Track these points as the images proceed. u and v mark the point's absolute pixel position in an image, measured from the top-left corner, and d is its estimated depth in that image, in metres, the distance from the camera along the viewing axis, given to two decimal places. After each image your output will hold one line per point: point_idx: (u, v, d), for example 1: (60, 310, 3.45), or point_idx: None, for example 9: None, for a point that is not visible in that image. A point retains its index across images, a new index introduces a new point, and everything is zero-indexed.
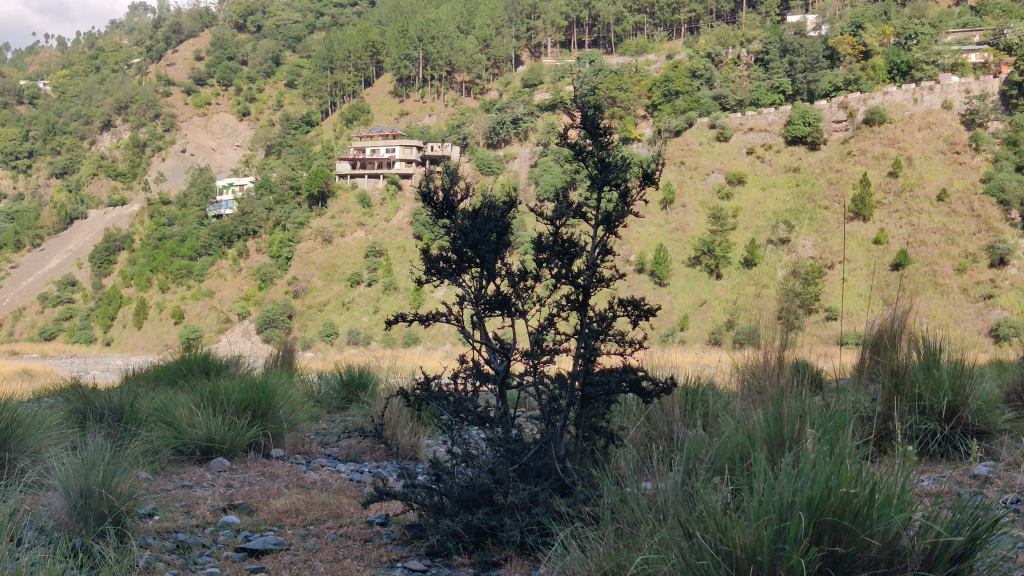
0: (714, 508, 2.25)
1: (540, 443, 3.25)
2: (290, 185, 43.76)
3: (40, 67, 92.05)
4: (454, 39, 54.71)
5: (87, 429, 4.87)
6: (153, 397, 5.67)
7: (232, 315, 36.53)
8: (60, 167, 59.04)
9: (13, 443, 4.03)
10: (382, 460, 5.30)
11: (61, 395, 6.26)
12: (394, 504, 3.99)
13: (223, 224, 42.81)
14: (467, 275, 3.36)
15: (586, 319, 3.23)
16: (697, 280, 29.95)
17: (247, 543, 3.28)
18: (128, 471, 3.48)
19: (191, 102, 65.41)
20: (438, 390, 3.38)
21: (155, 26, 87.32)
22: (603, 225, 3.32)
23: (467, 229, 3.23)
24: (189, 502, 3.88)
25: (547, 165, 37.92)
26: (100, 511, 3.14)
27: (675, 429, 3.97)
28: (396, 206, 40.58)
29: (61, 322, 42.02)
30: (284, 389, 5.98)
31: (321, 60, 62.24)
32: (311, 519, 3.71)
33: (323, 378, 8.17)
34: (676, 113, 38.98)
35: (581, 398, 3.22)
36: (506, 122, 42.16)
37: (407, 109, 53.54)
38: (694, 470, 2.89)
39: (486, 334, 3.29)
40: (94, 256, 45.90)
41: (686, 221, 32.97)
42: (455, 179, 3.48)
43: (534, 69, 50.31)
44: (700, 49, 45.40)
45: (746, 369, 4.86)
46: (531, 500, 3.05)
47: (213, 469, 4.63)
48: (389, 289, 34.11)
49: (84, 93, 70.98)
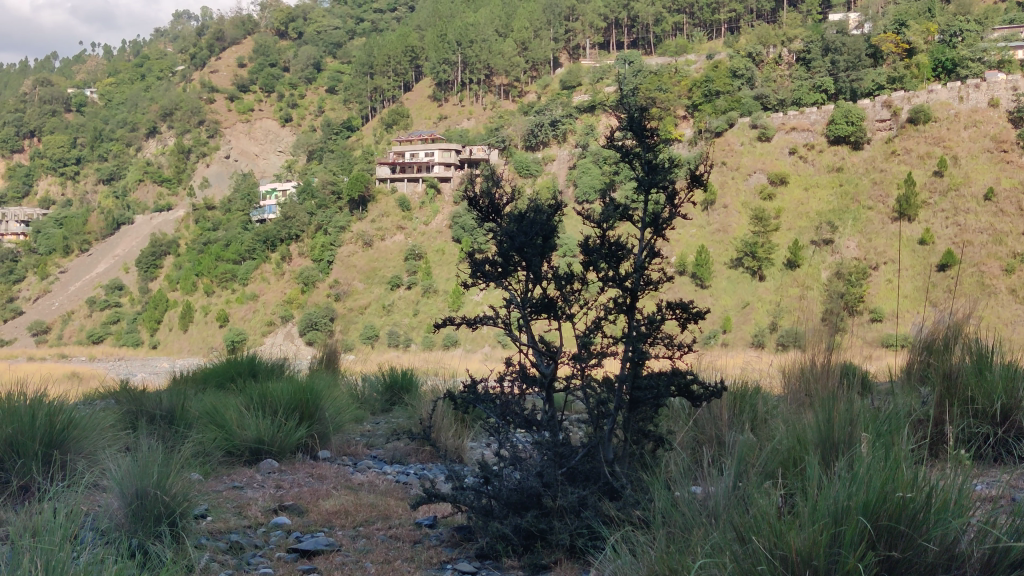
0: (767, 512, 2.23)
1: (587, 447, 3.24)
2: (331, 191, 44.05)
3: (87, 75, 93.73)
4: (493, 42, 54.71)
5: (139, 431, 4.97)
6: (203, 399, 5.77)
7: (275, 317, 37.01)
8: (107, 173, 60.32)
9: (69, 443, 4.11)
10: (428, 462, 5.34)
11: (111, 398, 6.40)
12: (442, 504, 4.02)
13: (267, 229, 42.54)
14: (513, 279, 3.35)
15: (634, 320, 3.23)
16: (739, 282, 29.75)
17: (299, 543, 3.32)
18: (180, 471, 3.54)
19: (235, 109, 66.21)
20: (483, 394, 3.38)
21: (199, 34, 88.60)
22: (650, 227, 3.29)
23: (512, 232, 3.22)
24: (239, 503, 3.93)
25: (587, 167, 37.96)
26: (156, 512, 3.21)
27: (723, 434, 3.96)
28: (435, 209, 40.86)
29: (108, 325, 42.90)
30: (331, 391, 6.07)
31: (361, 65, 62.80)
32: (360, 520, 3.74)
33: (366, 378, 8.26)
34: (716, 113, 38.67)
35: (629, 401, 3.21)
36: (545, 124, 42.22)
37: (447, 114, 53.91)
38: (745, 474, 2.87)
39: (532, 338, 3.28)
40: (140, 261, 46.77)
41: (728, 222, 32.72)
42: (496, 180, 3.48)
43: (573, 70, 50.14)
44: (741, 48, 44.87)
45: (793, 373, 4.82)
46: (580, 503, 3.03)
47: (263, 471, 4.69)
48: (429, 293, 34.41)
49: (131, 102, 72.44)
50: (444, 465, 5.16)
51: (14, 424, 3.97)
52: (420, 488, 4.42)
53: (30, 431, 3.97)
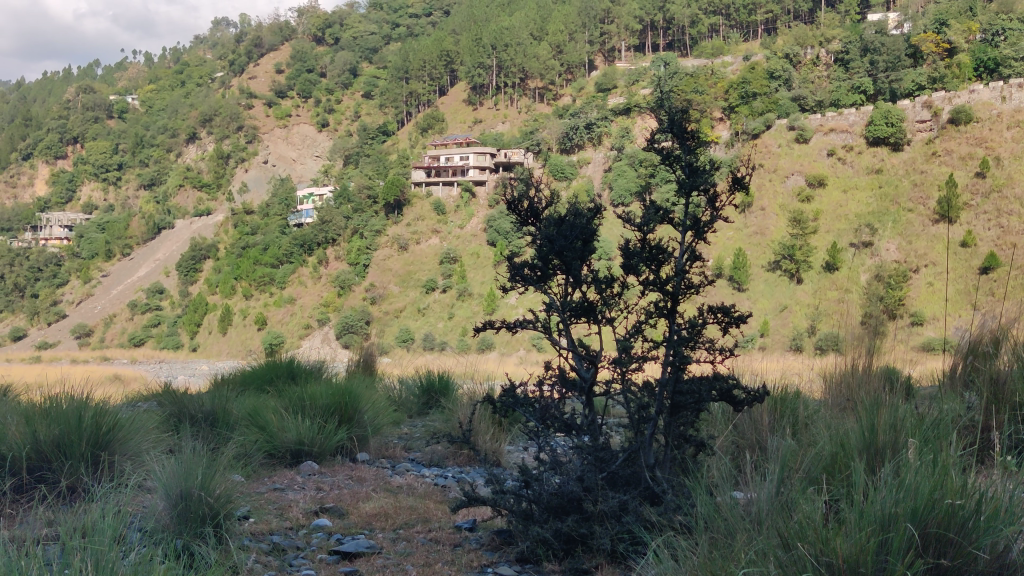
0: (814, 517, 2.22)
1: (627, 451, 3.22)
2: (367, 195, 44.35)
3: (128, 82, 94.94)
4: (528, 45, 54.69)
5: (182, 433, 5.02)
6: (245, 402, 5.85)
7: (312, 320, 37.35)
8: (148, 178, 61.35)
9: (115, 445, 4.17)
10: (466, 465, 5.35)
11: (154, 400, 6.49)
12: (481, 508, 4.01)
13: (304, 233, 43.02)
14: (553, 283, 3.34)
15: (675, 326, 3.21)
16: (777, 285, 29.50)
17: (340, 546, 3.34)
18: (223, 473, 3.58)
19: (273, 114, 66.76)
20: (522, 398, 3.38)
21: (237, 41, 89.48)
22: (691, 230, 3.27)
23: (552, 236, 3.20)
24: (280, 505, 3.96)
25: (623, 170, 37.87)
26: (200, 513, 3.24)
27: (764, 440, 3.94)
28: (470, 212, 41.06)
29: (149, 328, 43.60)
30: (368, 394, 6.09)
31: (397, 70, 63.21)
32: (400, 523, 3.76)
33: (403, 382, 8.26)
34: (754, 115, 38.39)
35: (672, 405, 3.19)
36: (580, 127, 42.16)
37: (482, 117, 54.18)
38: (788, 480, 2.85)
39: (572, 342, 3.27)
40: (181, 265, 47.43)
41: (766, 224, 32.44)
42: (535, 183, 3.48)
43: (608, 73, 49.84)
44: (778, 49, 44.42)
45: (834, 377, 4.78)
46: (622, 508, 3.01)
47: (303, 473, 4.73)
48: (464, 296, 34.62)
49: (171, 108, 73.46)
50: (483, 468, 5.17)
51: (62, 425, 4.04)
52: (458, 491, 4.42)
53: (76, 432, 4.04)
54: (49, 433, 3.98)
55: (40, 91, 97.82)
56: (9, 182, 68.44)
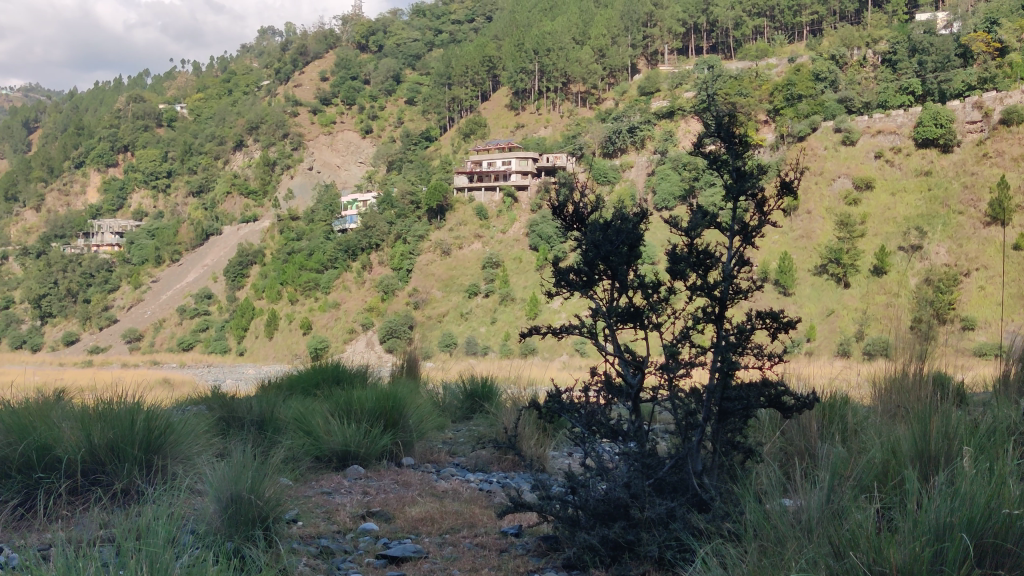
0: (865, 526, 2.21)
1: (675, 459, 3.20)
2: (410, 201, 44.64)
3: (177, 91, 96.41)
4: (570, 49, 54.63)
5: (231, 437, 5.09)
6: (292, 406, 5.93)
7: (356, 325, 37.68)
8: (197, 185, 62.41)
9: (167, 448, 4.26)
10: (510, 470, 5.34)
11: (203, 404, 6.62)
12: (527, 513, 4.02)
13: (348, 238, 43.48)
14: (598, 288, 3.33)
15: (723, 330, 3.17)
16: (824, 289, 29.13)
17: (387, 550, 3.36)
18: (272, 476, 3.64)
19: (318, 121, 67.51)
20: (567, 404, 3.37)
21: (283, 49, 90.51)
22: (739, 235, 3.23)
23: (598, 242, 3.19)
24: (327, 509, 4.00)
25: (666, 174, 37.64)
26: (252, 517, 3.29)
27: (814, 447, 3.89)
28: (512, 217, 41.09)
29: (197, 332, 44.31)
30: (413, 398, 6.13)
31: (440, 76, 63.59)
32: (446, 528, 3.77)
33: (446, 386, 8.28)
34: (799, 117, 37.96)
35: (720, 411, 3.15)
36: (623, 131, 41.99)
37: (524, 122, 54.47)
38: (838, 486, 2.81)
39: (618, 346, 3.25)
40: (229, 270, 48.09)
41: (812, 228, 32.04)
42: (580, 190, 3.48)
43: (651, 76, 49.51)
44: (824, 50, 43.84)
45: (885, 383, 4.70)
46: (668, 514, 2.97)
47: (350, 477, 4.77)
48: (507, 300, 34.70)
49: (218, 116, 74.58)
50: (529, 473, 5.16)
51: (115, 428, 4.12)
52: (504, 496, 4.43)
53: (130, 436, 4.12)
54: (103, 435, 4.05)
55: (91, 100, 99.70)
56: (62, 190, 69.91)
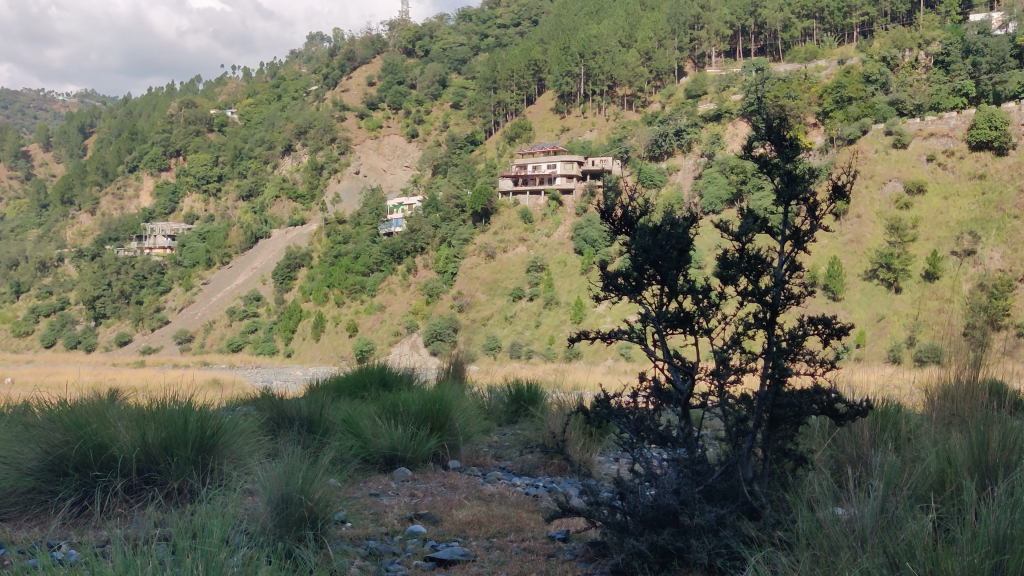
0: (919, 538, 2.21)
1: (725, 465, 3.16)
2: (456, 205, 44.89)
3: (228, 96, 97.73)
4: (617, 53, 54.40)
5: (281, 437, 5.16)
6: (339, 407, 6.00)
7: (401, 327, 37.96)
8: (246, 190, 63.35)
9: (219, 447, 4.33)
10: (557, 475, 5.33)
11: (253, 404, 6.73)
12: (574, 519, 4.01)
13: (394, 241, 43.84)
14: (647, 291, 3.31)
15: (775, 337, 3.12)
16: (874, 294, 28.69)
17: (435, 553, 3.38)
18: (322, 478, 3.68)
19: (365, 126, 68.11)
20: (617, 410, 3.35)
21: (331, 55, 91.42)
22: (791, 240, 3.19)
23: (646, 246, 3.16)
24: (375, 511, 4.03)
25: (713, 177, 37.29)
26: (300, 516, 3.32)
27: (866, 455, 3.83)
28: (557, 220, 41.03)
29: (247, 334, 44.97)
30: (459, 401, 6.16)
31: (485, 80, 63.78)
32: (494, 532, 3.77)
33: (491, 390, 8.31)
34: (849, 120, 37.42)
35: (771, 418, 3.12)
36: (669, 134, 41.75)
37: (569, 126, 54.50)
38: (893, 496, 2.76)
39: (667, 352, 3.22)
40: (277, 273, 48.69)
41: (862, 232, 31.55)
42: (627, 194, 3.46)
43: (698, 79, 49.07)
44: (874, 52, 43.08)
45: (938, 390, 4.61)
46: (718, 523, 2.91)
47: (398, 478, 4.81)
48: (552, 304, 34.70)
49: (268, 121, 75.59)
50: (575, 478, 5.15)
51: (169, 428, 4.20)
52: (550, 502, 4.42)
53: (183, 436, 4.19)
54: (157, 435, 4.13)
55: (145, 105, 101.59)
56: (116, 194, 71.44)
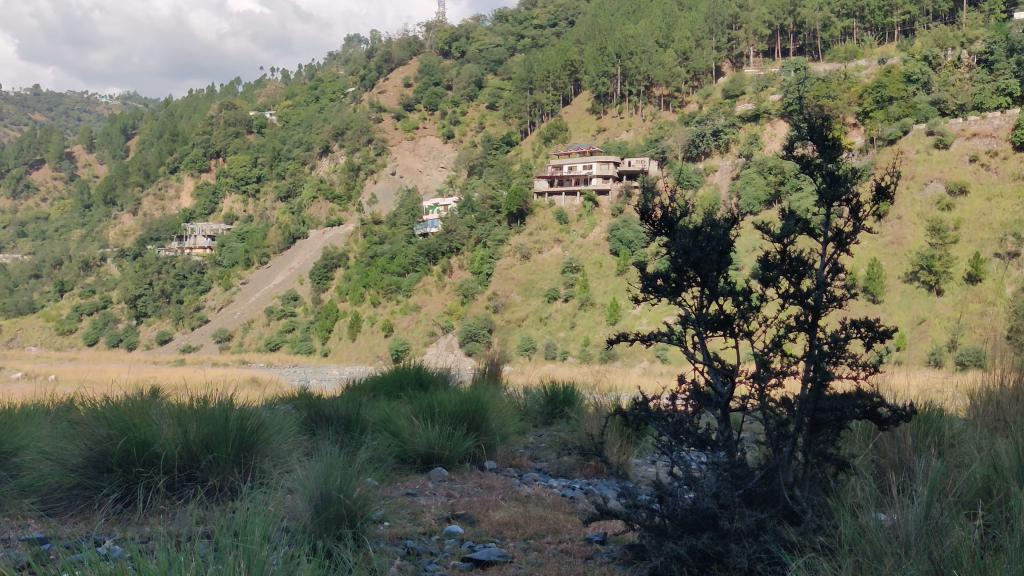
0: (966, 544, 2.18)
1: (765, 470, 3.13)
2: (491, 205, 45.01)
3: (267, 99, 98.58)
4: (653, 53, 54.12)
5: (318, 436, 5.21)
6: (375, 407, 6.03)
7: (436, 327, 38.11)
8: (284, 190, 63.90)
9: (259, 444, 4.38)
10: (593, 477, 5.32)
11: (290, 403, 6.79)
12: (612, 522, 3.99)
13: (430, 242, 44.04)
14: (687, 294, 3.29)
15: (816, 340, 3.08)
16: (915, 297, 28.31)
17: (472, 554, 3.39)
18: (360, 476, 3.70)
19: (401, 127, 68.44)
20: (656, 412, 3.33)
21: (368, 56, 91.86)
22: (833, 241, 3.15)
23: (687, 247, 3.13)
24: (413, 510, 4.04)
25: (751, 178, 36.98)
26: (338, 514, 3.35)
27: (908, 461, 3.77)
28: (593, 221, 40.89)
29: (284, 333, 45.39)
30: (495, 403, 6.17)
31: (521, 81, 63.79)
32: (531, 533, 3.78)
33: (527, 390, 8.33)
34: (889, 120, 36.93)
35: (812, 422, 3.09)
36: (707, 135, 41.48)
37: (605, 126, 54.40)
38: (937, 501, 2.72)
39: (708, 355, 3.19)
40: (314, 273, 49.07)
41: (903, 234, 31.11)
42: (667, 195, 3.44)
43: (736, 79, 48.59)
44: (916, 51, 42.40)
45: (982, 393, 4.53)
46: (759, 527, 2.88)
47: (434, 479, 4.82)
48: (587, 305, 34.60)
49: (306, 122, 76.17)
50: (612, 480, 5.15)
51: (210, 426, 4.26)
52: (587, 504, 4.42)
53: (224, 434, 4.24)
54: (198, 433, 4.18)
55: (185, 106, 102.81)
56: (158, 195, 72.44)
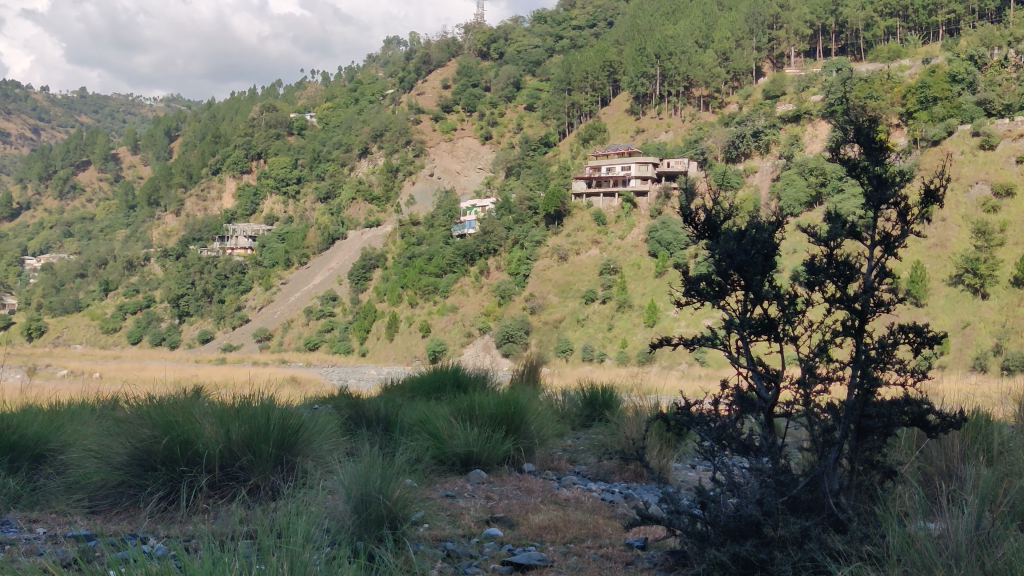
0: None
1: (811, 476, 3.08)
2: (529, 206, 45.06)
3: (307, 101, 99.40)
4: (693, 53, 53.75)
5: (358, 436, 5.25)
6: (414, 408, 6.05)
7: (473, 328, 38.22)
8: (324, 191, 64.46)
9: (300, 445, 4.41)
10: (633, 481, 5.29)
11: (329, 403, 6.85)
12: (652, 527, 3.97)
13: (468, 243, 44.19)
14: (731, 298, 3.24)
15: (863, 345, 3.02)
16: (959, 300, 27.85)
17: (512, 557, 3.38)
18: (399, 477, 3.71)
19: (440, 128, 68.64)
20: (699, 417, 3.30)
21: (407, 58, 92.26)
22: (880, 246, 3.10)
23: (732, 251, 3.10)
24: (452, 512, 4.05)
25: (792, 179, 36.58)
26: (380, 515, 3.38)
27: (956, 470, 3.70)
28: (631, 223, 40.56)
29: (323, 333, 45.74)
30: (534, 405, 6.18)
31: (560, 82, 63.73)
32: (571, 537, 3.76)
33: (566, 392, 8.32)
34: (933, 120, 36.33)
35: (858, 429, 3.05)
36: (747, 136, 41.16)
37: (644, 127, 54.20)
38: (985, 510, 2.68)
39: (751, 361, 3.15)
40: (352, 273, 49.43)
41: (947, 236, 30.51)
42: (708, 198, 3.41)
43: (776, 79, 48.04)
44: (961, 50, 41.68)
45: None
46: (804, 535, 2.84)
47: (473, 481, 4.82)
48: (624, 306, 34.52)
49: (345, 124, 76.70)
50: (652, 485, 5.12)
51: (252, 426, 4.30)
52: (627, 508, 4.39)
53: (265, 433, 4.28)
54: (240, 432, 4.22)
55: (227, 109, 103.92)
56: (200, 196, 73.41)
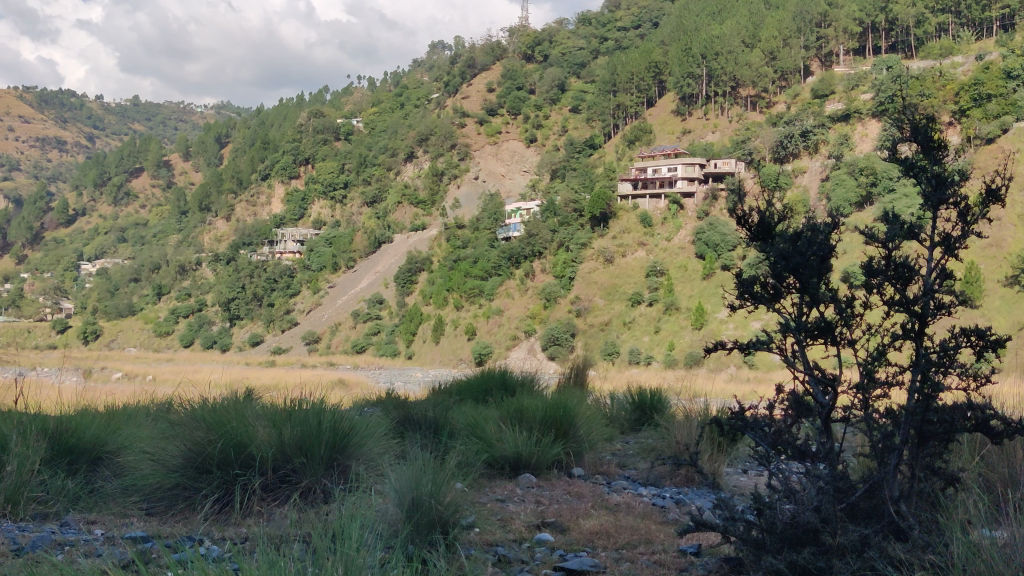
0: None
1: (870, 483, 3.03)
2: (574, 209, 44.91)
3: (354, 105, 100.26)
4: (740, 53, 53.24)
5: (407, 439, 5.27)
6: (462, 411, 6.07)
7: (519, 331, 38.26)
8: (370, 196, 65.02)
9: (351, 448, 4.44)
10: (684, 485, 5.25)
11: (377, 404, 6.90)
12: (706, 533, 3.93)
13: (513, 246, 44.23)
14: (786, 300, 3.20)
15: (924, 349, 2.96)
16: (1016, 301, 27.23)
17: (564, 562, 3.37)
18: (449, 481, 3.72)
19: (484, 132, 68.76)
20: (753, 421, 3.24)
21: (452, 62, 92.54)
22: (941, 247, 3.02)
23: (786, 252, 3.05)
24: (502, 517, 4.05)
25: (841, 179, 36.02)
26: (431, 520, 3.39)
27: (1017, 478, 3.61)
28: (678, 223, 40.53)
29: (370, 336, 46.08)
30: (583, 409, 6.16)
31: (605, 84, 63.49)
32: (622, 543, 3.73)
33: (614, 395, 8.28)
34: (988, 118, 35.50)
35: (921, 433, 2.99)
36: (795, 135, 40.68)
37: (691, 128, 53.92)
38: None
39: (808, 363, 3.09)
40: (399, 277, 49.78)
41: (1003, 236, 29.75)
42: (758, 199, 3.36)
43: (825, 78, 47.24)
44: (1017, 46, 40.69)
45: None
46: (863, 543, 2.79)
47: (523, 485, 4.81)
48: (671, 309, 34.32)
49: (391, 129, 77.24)
50: (703, 490, 5.08)
51: (304, 428, 4.34)
52: (678, 513, 4.37)
53: (316, 436, 4.32)
54: (293, 435, 4.27)
55: (276, 115, 105.25)
56: (250, 202, 74.46)
